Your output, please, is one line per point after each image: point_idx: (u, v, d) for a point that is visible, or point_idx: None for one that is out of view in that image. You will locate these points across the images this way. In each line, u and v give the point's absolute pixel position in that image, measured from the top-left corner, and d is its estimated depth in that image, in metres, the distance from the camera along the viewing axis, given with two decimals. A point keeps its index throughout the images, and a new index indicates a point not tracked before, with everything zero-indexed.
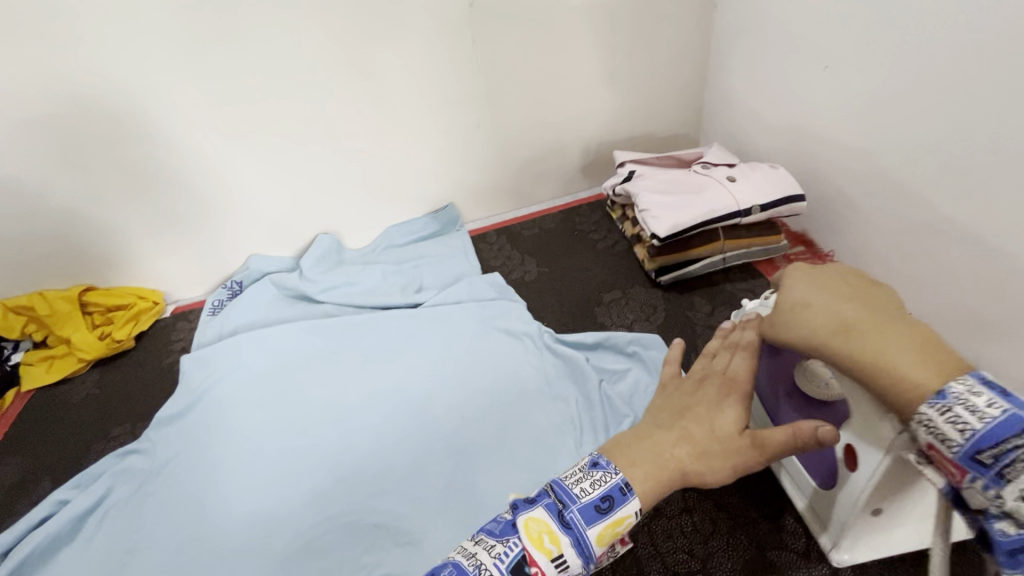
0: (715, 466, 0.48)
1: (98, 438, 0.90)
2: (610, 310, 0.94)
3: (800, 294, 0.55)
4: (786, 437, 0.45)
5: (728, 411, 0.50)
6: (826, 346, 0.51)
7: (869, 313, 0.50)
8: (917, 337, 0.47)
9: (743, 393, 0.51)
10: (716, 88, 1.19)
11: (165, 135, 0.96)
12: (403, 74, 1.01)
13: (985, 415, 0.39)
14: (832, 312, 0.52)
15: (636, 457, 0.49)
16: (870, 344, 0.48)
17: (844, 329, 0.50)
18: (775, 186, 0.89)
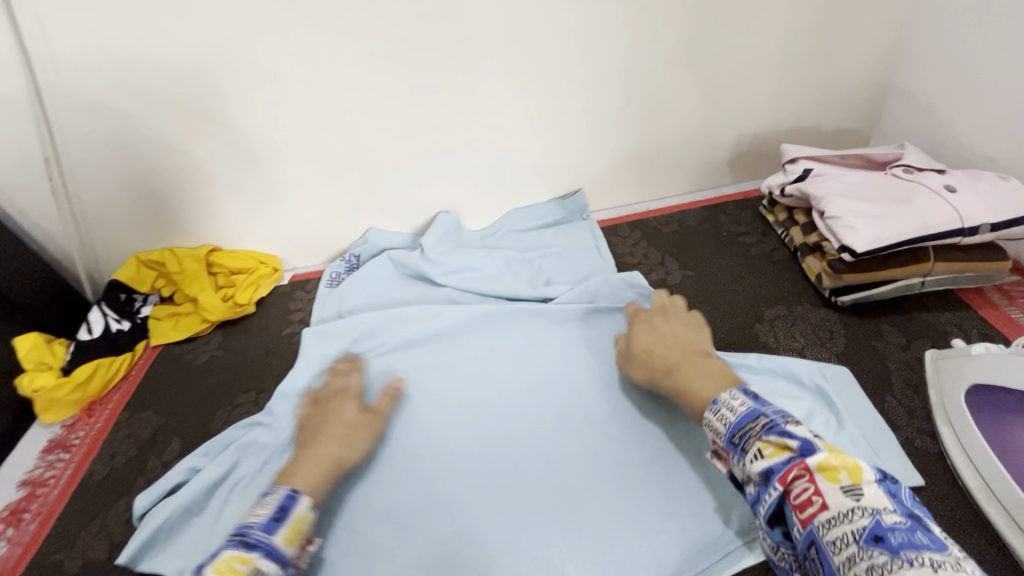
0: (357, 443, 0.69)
1: (224, 404, 0.89)
2: (774, 328, 0.81)
3: (650, 339, 0.71)
4: (388, 401, 0.76)
5: (348, 406, 0.73)
6: (664, 381, 0.66)
7: (681, 348, 0.68)
8: (709, 366, 0.63)
9: (353, 395, 0.76)
10: (908, 77, 1.01)
11: (309, 97, 0.92)
12: (558, 43, 0.92)
13: (738, 409, 0.54)
14: (660, 354, 0.69)
15: (295, 473, 0.63)
16: (681, 378, 0.63)
17: (668, 368, 0.66)
18: (1010, 201, 0.73)
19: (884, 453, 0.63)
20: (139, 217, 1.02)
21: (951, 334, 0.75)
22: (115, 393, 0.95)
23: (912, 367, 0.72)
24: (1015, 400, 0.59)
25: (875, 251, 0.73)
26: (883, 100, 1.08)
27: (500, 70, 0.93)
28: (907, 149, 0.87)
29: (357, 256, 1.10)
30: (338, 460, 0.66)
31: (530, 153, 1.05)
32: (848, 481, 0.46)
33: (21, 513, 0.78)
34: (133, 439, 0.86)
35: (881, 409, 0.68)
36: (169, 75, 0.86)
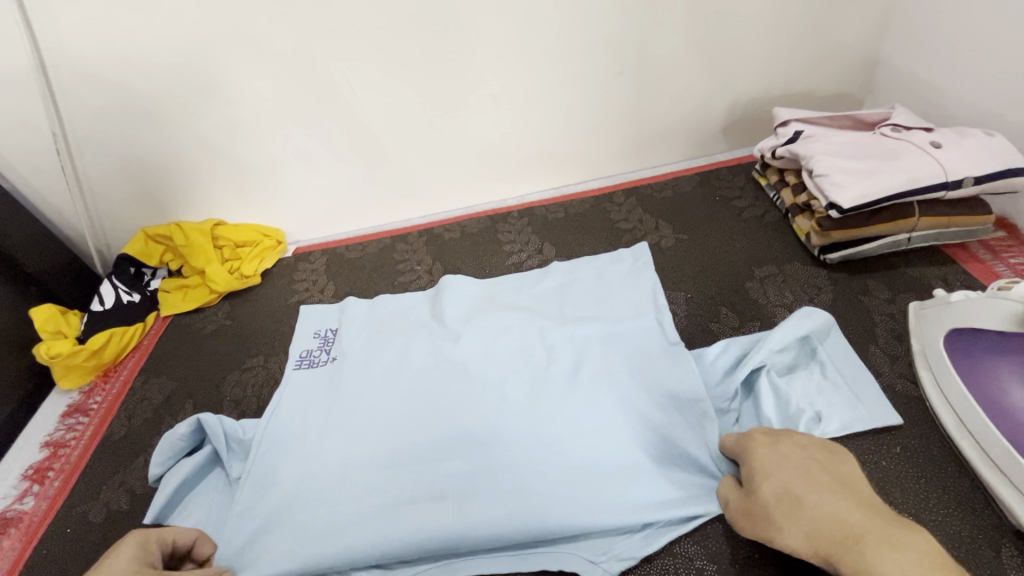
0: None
1: (234, 369, 0.93)
2: (765, 286, 0.84)
3: (809, 488, 0.52)
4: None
5: (129, 554, 0.54)
6: (844, 559, 0.47)
7: (856, 506, 0.50)
8: (915, 547, 0.45)
9: (146, 536, 0.57)
10: (901, 37, 1.01)
11: (304, 68, 0.93)
12: (550, 9, 0.91)
13: None
14: (830, 515, 0.50)
15: None
16: (883, 562, 0.45)
17: (850, 539, 0.48)
18: (993, 155, 0.74)
19: (864, 395, 0.66)
20: (146, 193, 1.05)
21: (934, 286, 0.78)
22: (129, 361, 0.99)
23: (897, 319, 0.75)
24: (994, 337, 0.60)
25: (863, 206, 0.75)
26: (878, 61, 1.07)
27: (495, 40, 0.94)
28: (897, 109, 0.88)
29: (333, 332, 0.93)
30: None
31: (526, 123, 1.05)
32: None
33: (47, 471, 0.83)
34: (148, 402, 0.90)
35: (865, 358, 0.71)
36: (166, 48, 0.87)
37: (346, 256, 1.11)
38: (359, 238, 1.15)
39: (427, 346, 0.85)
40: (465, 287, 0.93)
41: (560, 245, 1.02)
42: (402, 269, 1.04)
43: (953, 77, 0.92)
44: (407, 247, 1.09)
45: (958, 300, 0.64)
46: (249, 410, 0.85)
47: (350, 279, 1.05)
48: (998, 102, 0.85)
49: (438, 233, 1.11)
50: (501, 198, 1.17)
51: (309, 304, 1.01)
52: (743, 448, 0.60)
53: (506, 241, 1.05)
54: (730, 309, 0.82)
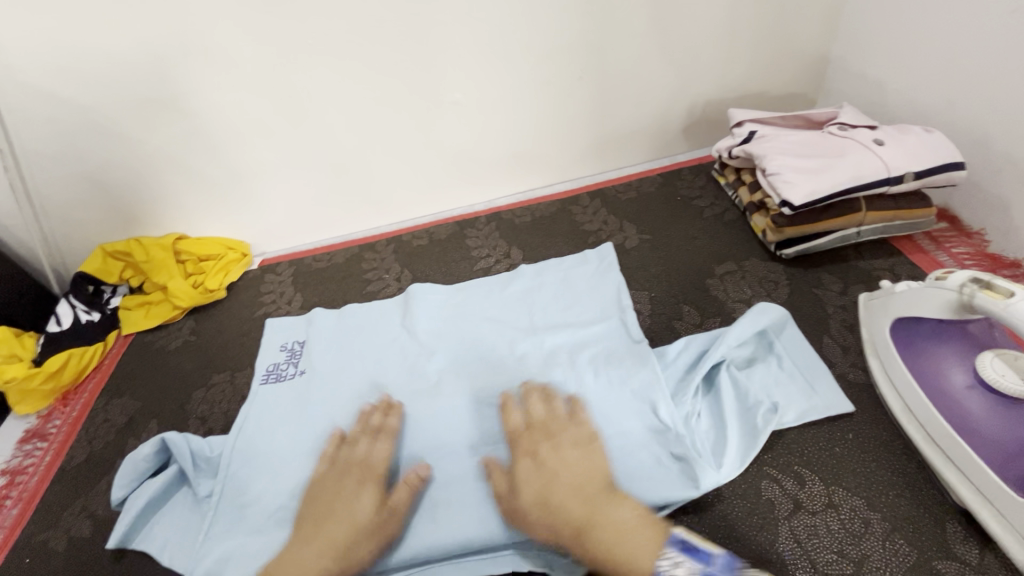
0: (366, 501, 0.64)
1: (199, 386, 0.91)
2: (725, 283, 0.86)
3: (558, 484, 0.59)
4: (407, 494, 0.65)
5: (365, 496, 0.65)
6: (573, 545, 0.56)
7: (571, 489, 0.59)
8: (625, 527, 0.55)
9: (376, 476, 0.67)
10: (847, 40, 1.05)
11: (263, 79, 0.92)
12: (509, 17, 0.93)
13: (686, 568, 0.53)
14: (577, 508, 0.57)
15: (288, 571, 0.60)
16: (604, 548, 0.54)
17: (578, 530, 0.56)
18: (931, 151, 0.78)
19: (819, 385, 0.68)
20: (102, 208, 1.02)
21: (883, 277, 0.82)
22: (90, 382, 0.96)
23: (849, 310, 0.78)
24: (935, 325, 0.63)
25: (813, 203, 0.78)
26: (829, 61, 1.10)
27: (456, 47, 0.94)
28: (844, 109, 0.92)
29: (300, 343, 0.93)
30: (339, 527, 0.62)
31: (490, 128, 1.06)
32: None
33: (3, 499, 0.80)
34: (110, 423, 0.88)
35: (819, 348, 0.73)
36: (119, 61, 0.86)
37: (314, 266, 1.10)
38: (327, 248, 1.14)
39: (399, 354, 0.85)
40: (433, 296, 0.93)
41: (527, 249, 1.03)
42: (370, 278, 1.04)
43: (894, 78, 0.96)
44: (375, 256, 1.09)
45: (903, 290, 0.65)
46: (216, 427, 0.84)
47: (318, 290, 1.05)
48: (936, 101, 0.89)
49: (406, 240, 1.11)
50: (468, 203, 1.17)
51: (275, 316, 1.00)
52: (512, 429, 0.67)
53: (474, 246, 1.05)
54: (692, 306, 0.84)
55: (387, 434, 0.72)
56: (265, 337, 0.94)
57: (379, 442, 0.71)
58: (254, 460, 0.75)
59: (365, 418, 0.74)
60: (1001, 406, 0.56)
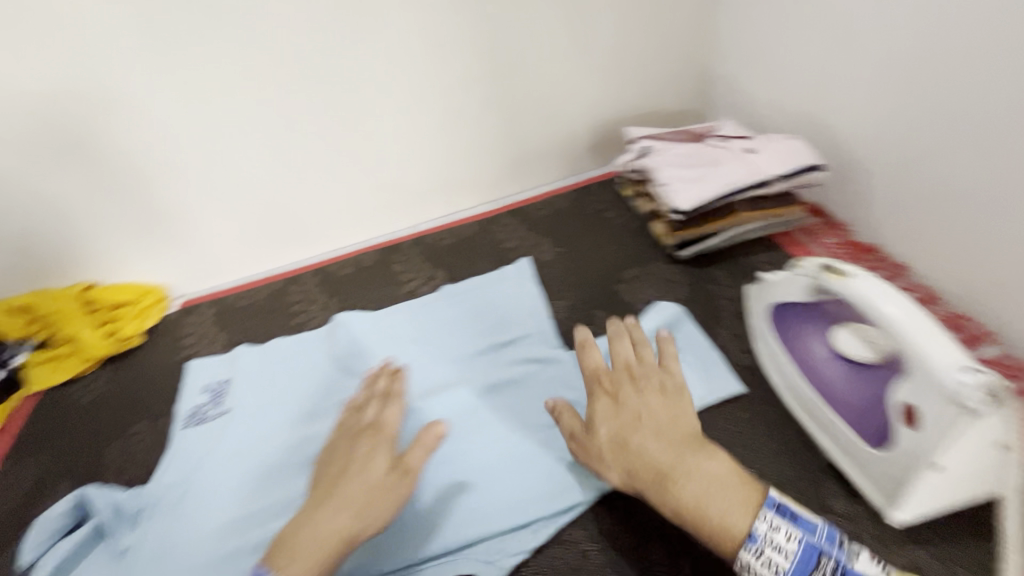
0: (379, 460, 0.66)
1: (116, 438, 0.87)
2: (632, 287, 0.93)
3: (637, 433, 0.60)
4: (423, 453, 0.65)
5: (380, 458, 0.66)
6: (653, 495, 0.57)
7: (657, 436, 0.59)
8: (712, 475, 0.55)
9: (388, 440, 0.68)
10: (723, 61, 1.17)
11: (172, 122, 0.93)
12: (413, 53, 0.98)
13: (788, 552, 0.51)
14: (654, 454, 0.58)
15: (297, 550, 0.58)
16: (692, 495, 0.54)
17: (661, 476, 0.56)
18: (793, 156, 0.89)
19: (716, 371, 0.75)
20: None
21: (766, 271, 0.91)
22: None
23: (738, 302, 0.86)
24: (799, 308, 0.70)
25: (699, 207, 0.87)
26: (711, 79, 1.22)
27: (365, 83, 0.99)
28: (722, 123, 1.02)
29: (225, 383, 0.92)
30: (376, 490, 0.63)
31: (406, 157, 1.10)
32: None
33: None
34: (17, 488, 0.83)
35: (714, 339, 0.81)
36: (13, 111, 0.84)
37: (236, 304, 1.08)
38: (250, 284, 1.13)
39: (329, 384, 0.88)
40: (358, 323, 0.95)
41: (450, 270, 1.06)
42: (296, 311, 1.04)
43: (763, 93, 1.08)
44: (300, 288, 1.09)
45: (771, 279, 0.71)
46: (136, 478, 0.81)
47: (242, 328, 1.03)
48: (797, 113, 1.02)
49: (332, 270, 1.12)
50: (391, 229, 1.19)
51: (197, 358, 0.99)
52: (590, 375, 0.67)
53: (400, 271, 1.08)
54: (603, 311, 0.91)
55: (393, 400, 0.73)
56: (189, 379, 0.93)
57: (391, 406, 0.72)
58: (180, 508, 0.75)
59: (375, 377, 0.77)
60: (855, 373, 0.64)
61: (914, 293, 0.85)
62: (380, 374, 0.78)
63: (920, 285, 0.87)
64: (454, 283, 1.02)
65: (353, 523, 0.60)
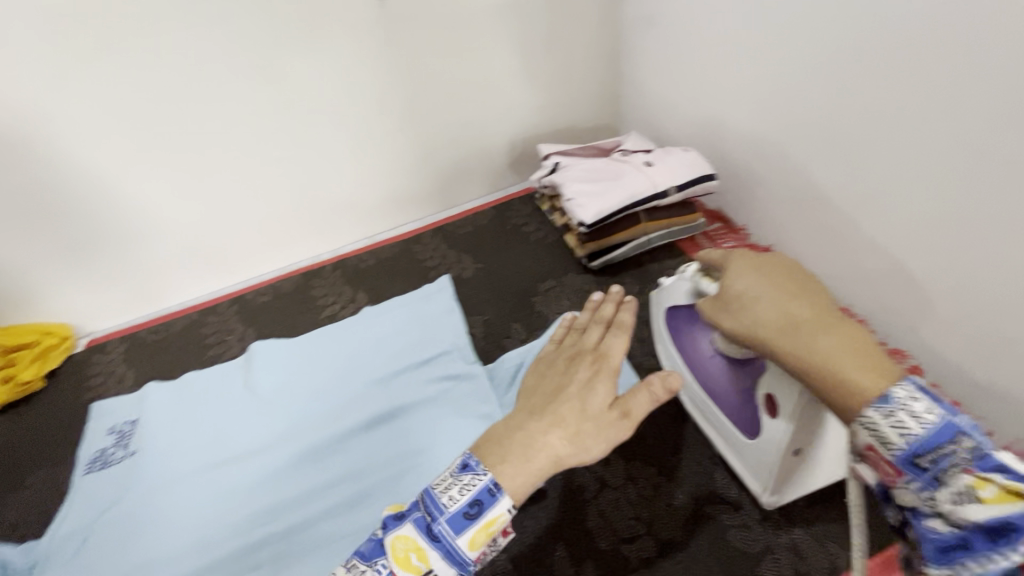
0: (601, 394, 0.48)
1: (11, 489, 0.82)
2: (547, 298, 0.96)
3: (768, 291, 0.51)
4: (647, 400, 0.48)
5: (599, 389, 0.49)
6: (776, 345, 0.49)
7: (796, 296, 0.50)
8: (859, 340, 0.45)
9: (612, 369, 0.51)
10: (628, 77, 1.23)
11: (59, 158, 0.89)
12: (314, 81, 0.98)
13: (923, 419, 0.39)
14: (780, 306, 0.50)
15: (505, 450, 0.44)
16: (820, 342, 0.46)
17: (790, 326, 0.48)
18: (687, 168, 0.94)
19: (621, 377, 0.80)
20: None
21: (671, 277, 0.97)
22: None
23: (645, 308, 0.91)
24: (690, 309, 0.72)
25: (602, 219, 0.91)
26: (621, 96, 1.28)
27: (267, 111, 0.98)
28: (627, 138, 1.08)
29: (132, 422, 0.88)
30: (577, 415, 0.47)
31: (320, 181, 1.10)
32: None
33: None
34: None
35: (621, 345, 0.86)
36: None
37: (148, 339, 1.05)
38: (164, 317, 1.09)
39: (247, 415, 0.86)
40: (276, 351, 0.94)
41: (372, 291, 1.06)
42: (213, 342, 1.01)
43: (664, 108, 1.14)
44: (217, 319, 1.06)
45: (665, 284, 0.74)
46: (31, 531, 0.77)
47: (154, 363, 1.00)
48: (693, 126, 1.08)
49: (251, 298, 1.09)
50: (314, 253, 1.19)
51: (103, 399, 0.94)
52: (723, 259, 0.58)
53: (321, 295, 1.07)
54: (520, 323, 0.93)
55: (623, 328, 0.55)
56: (92, 420, 0.88)
57: (615, 333, 0.55)
58: (80, 559, 0.72)
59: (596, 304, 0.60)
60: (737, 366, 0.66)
61: None
62: (602, 300, 0.60)
63: None
64: (375, 303, 1.03)
65: (569, 449, 0.45)
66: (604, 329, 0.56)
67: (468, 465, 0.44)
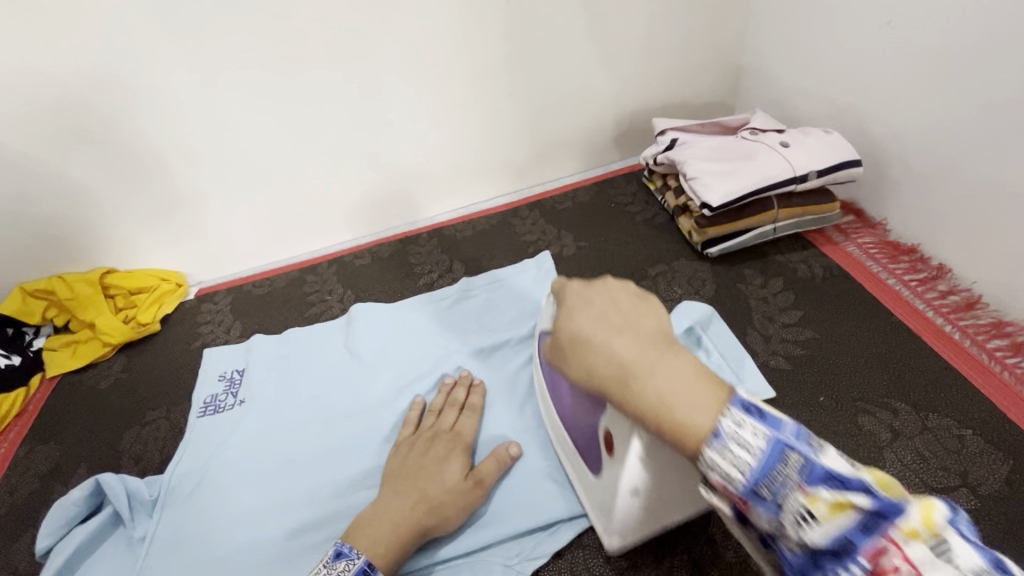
0: (441, 451, 0.69)
1: (132, 424, 0.87)
2: (657, 284, 0.90)
3: (600, 330, 0.48)
4: (495, 465, 0.69)
5: (453, 462, 0.68)
6: (613, 394, 0.45)
7: (614, 339, 0.47)
8: (689, 374, 0.43)
9: (464, 445, 0.71)
10: (755, 50, 1.12)
11: (187, 108, 0.91)
12: (432, 40, 0.95)
13: (754, 448, 0.39)
14: (612, 353, 0.46)
15: (376, 530, 0.61)
16: (660, 389, 0.42)
17: (623, 374, 0.44)
18: (831, 151, 0.85)
19: (744, 373, 0.73)
20: (18, 247, 0.97)
21: (798, 269, 0.88)
22: (11, 430, 0.90)
23: (769, 301, 0.84)
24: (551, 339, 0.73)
25: (729, 203, 0.84)
26: (740, 71, 1.18)
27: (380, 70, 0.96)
28: (755, 115, 0.98)
29: (239, 371, 0.91)
30: (421, 502, 0.63)
31: (425, 146, 1.08)
32: (928, 536, 0.36)
33: None
34: (34, 472, 0.83)
35: (743, 340, 0.79)
36: (31, 97, 0.83)
37: (253, 293, 1.08)
38: (266, 273, 1.12)
39: (349, 376, 0.87)
40: (376, 315, 0.94)
41: (469, 262, 1.04)
42: (313, 301, 1.03)
43: (798, 84, 1.03)
44: (316, 278, 1.07)
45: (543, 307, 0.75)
46: (152, 465, 0.81)
47: (257, 318, 1.02)
48: (836, 103, 0.96)
49: (349, 261, 1.10)
50: (409, 220, 1.18)
51: (213, 346, 0.98)
52: (562, 295, 0.55)
53: (417, 263, 1.06)
54: None
55: (472, 410, 0.76)
56: (204, 366, 0.92)
57: (466, 415, 0.75)
58: (194, 498, 0.75)
59: (445, 391, 0.79)
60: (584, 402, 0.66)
61: (951, 299, 0.81)
62: (454, 385, 0.80)
63: (963, 291, 0.81)
64: (473, 275, 1.01)
65: (429, 519, 0.63)
66: (453, 421, 0.74)
67: (342, 553, 0.59)
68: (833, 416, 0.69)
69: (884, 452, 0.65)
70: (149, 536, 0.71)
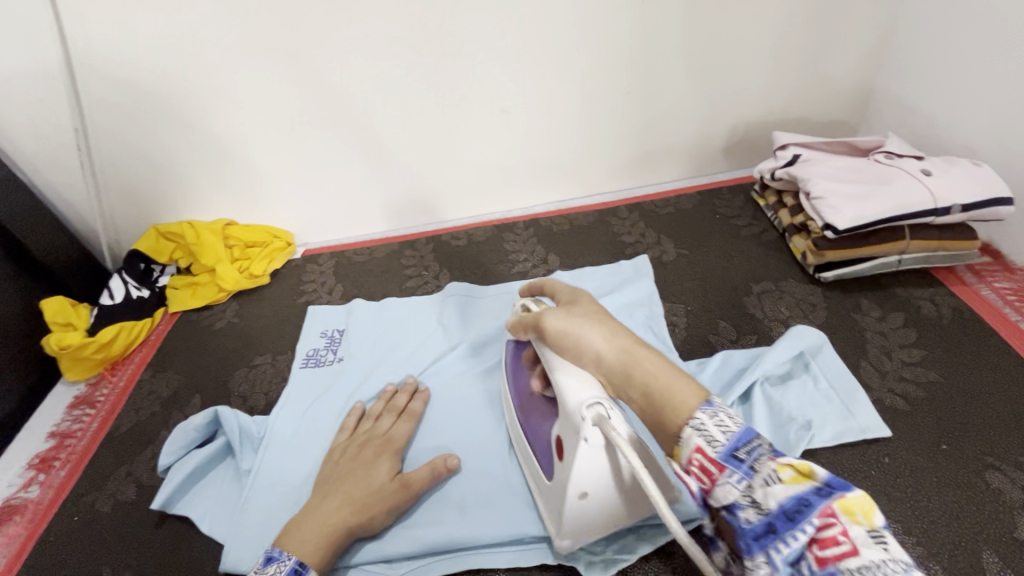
0: (368, 457, 0.70)
1: (241, 364, 0.94)
2: (762, 302, 0.87)
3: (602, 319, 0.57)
4: (428, 474, 0.69)
5: (382, 465, 0.69)
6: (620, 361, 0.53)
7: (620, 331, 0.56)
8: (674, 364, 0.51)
9: (395, 449, 0.72)
10: (893, 69, 1.05)
11: (325, 78, 0.96)
12: (560, 34, 0.96)
13: (733, 422, 0.43)
14: (615, 334, 0.55)
15: (303, 535, 0.61)
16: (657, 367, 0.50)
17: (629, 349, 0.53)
18: (979, 184, 0.79)
19: (856, 407, 0.70)
20: (158, 192, 1.07)
21: (924, 308, 0.82)
22: (136, 355, 1.00)
23: (886, 336, 0.79)
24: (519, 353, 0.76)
25: (857, 227, 0.80)
26: (872, 92, 1.11)
27: (505, 59, 0.98)
28: (889, 138, 0.93)
29: (340, 331, 0.97)
30: (349, 505, 0.64)
31: (535, 137, 1.09)
32: (869, 525, 0.37)
33: (52, 461, 0.83)
34: (155, 397, 0.91)
35: (855, 372, 0.75)
36: (194, 56, 0.91)
37: (354, 259, 1.13)
38: (368, 242, 1.17)
39: (443, 350, 0.90)
40: (472, 297, 0.97)
41: (565, 256, 1.05)
42: (410, 274, 1.07)
43: (941, 111, 0.96)
44: (414, 253, 1.12)
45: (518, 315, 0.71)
46: (258, 407, 0.87)
47: (358, 284, 1.08)
48: (986, 135, 0.89)
49: (445, 240, 1.14)
50: (507, 208, 1.20)
51: (317, 304, 1.04)
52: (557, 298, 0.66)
53: (512, 251, 1.08)
54: (728, 322, 0.86)
55: (410, 416, 0.78)
56: (309, 322, 0.98)
57: (403, 420, 0.77)
58: (293, 443, 0.80)
59: (385, 399, 0.80)
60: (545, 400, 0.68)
61: None
62: (396, 392, 0.81)
63: None
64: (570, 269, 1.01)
65: (356, 519, 0.64)
66: (388, 425, 0.76)
67: (272, 558, 0.58)
68: (954, 467, 0.64)
69: (1015, 514, 0.60)
70: (255, 470, 0.76)
